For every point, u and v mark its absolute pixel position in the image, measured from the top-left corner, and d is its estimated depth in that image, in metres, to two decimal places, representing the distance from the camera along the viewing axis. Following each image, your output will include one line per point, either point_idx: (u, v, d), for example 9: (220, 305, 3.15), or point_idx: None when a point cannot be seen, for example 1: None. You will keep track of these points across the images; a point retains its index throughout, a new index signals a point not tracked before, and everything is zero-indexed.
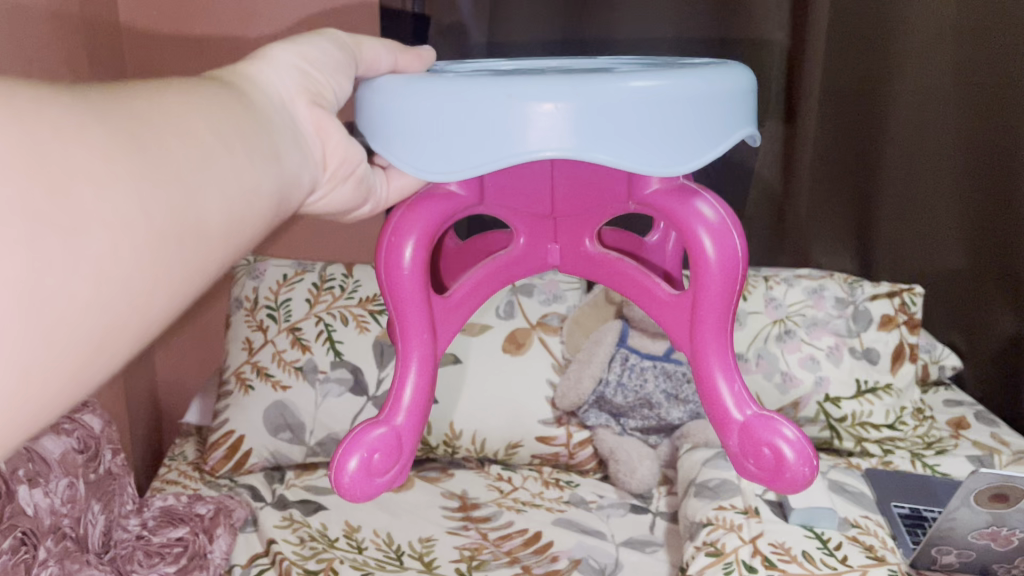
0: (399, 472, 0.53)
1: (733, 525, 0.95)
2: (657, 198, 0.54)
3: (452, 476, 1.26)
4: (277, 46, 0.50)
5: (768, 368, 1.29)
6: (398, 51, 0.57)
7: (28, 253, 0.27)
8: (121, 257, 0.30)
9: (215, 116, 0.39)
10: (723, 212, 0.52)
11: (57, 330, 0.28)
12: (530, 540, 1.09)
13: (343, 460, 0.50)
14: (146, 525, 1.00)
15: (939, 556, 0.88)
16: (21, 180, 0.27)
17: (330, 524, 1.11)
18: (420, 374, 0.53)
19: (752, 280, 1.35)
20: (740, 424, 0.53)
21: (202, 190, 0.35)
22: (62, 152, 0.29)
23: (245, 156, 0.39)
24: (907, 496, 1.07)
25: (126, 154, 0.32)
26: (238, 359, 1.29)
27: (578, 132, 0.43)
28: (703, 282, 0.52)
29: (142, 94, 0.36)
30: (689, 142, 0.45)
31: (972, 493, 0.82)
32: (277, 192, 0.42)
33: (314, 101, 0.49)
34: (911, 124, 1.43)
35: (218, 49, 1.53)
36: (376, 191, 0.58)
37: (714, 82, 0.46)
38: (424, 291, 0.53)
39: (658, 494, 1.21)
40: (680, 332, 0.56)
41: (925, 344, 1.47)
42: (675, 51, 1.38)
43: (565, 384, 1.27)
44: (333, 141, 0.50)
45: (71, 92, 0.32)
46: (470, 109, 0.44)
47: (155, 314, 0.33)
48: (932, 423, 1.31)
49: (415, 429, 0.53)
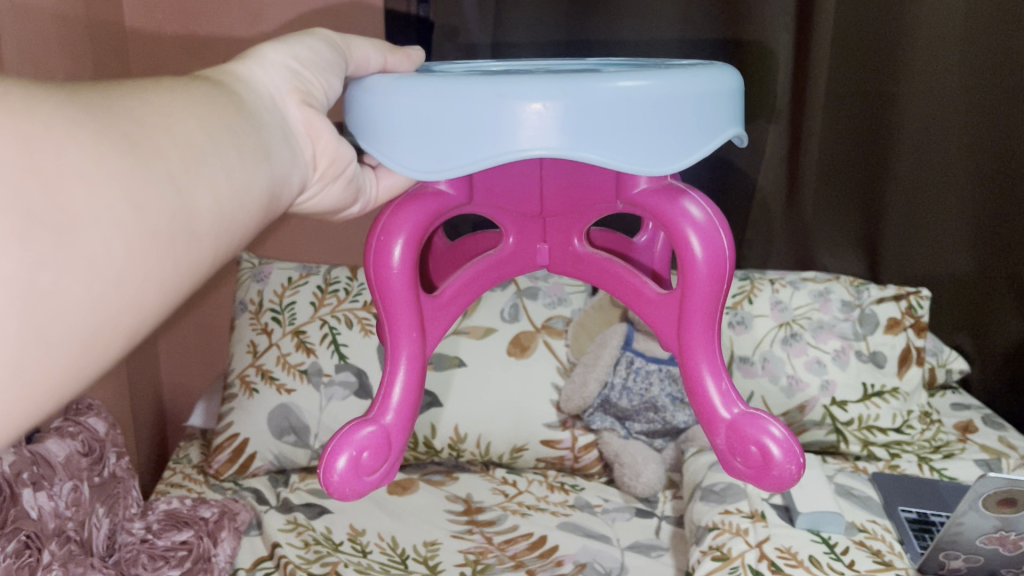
0: (388, 470, 0.52)
1: (739, 530, 0.95)
2: (645, 198, 0.53)
3: (457, 479, 1.26)
4: (268, 45, 0.50)
5: (774, 371, 1.28)
6: (386, 52, 0.56)
7: (20, 252, 0.27)
8: (114, 255, 0.30)
9: (207, 115, 0.39)
10: (711, 211, 0.52)
11: (50, 329, 0.28)
12: (535, 544, 1.08)
13: (331, 459, 0.49)
14: (151, 528, 0.99)
15: (946, 561, 0.87)
16: (14, 176, 0.27)
17: (334, 527, 1.11)
18: (408, 372, 0.52)
19: (758, 283, 1.35)
20: (728, 422, 0.52)
21: (194, 189, 0.35)
22: (55, 149, 0.29)
23: (237, 155, 0.39)
24: (914, 500, 1.06)
25: (119, 151, 0.31)
26: (242, 362, 1.29)
27: (566, 131, 0.43)
28: (691, 281, 0.52)
29: (135, 92, 0.36)
30: (677, 142, 0.45)
31: (979, 498, 0.81)
32: (268, 192, 0.42)
33: (305, 101, 0.49)
34: (918, 124, 1.42)
35: (224, 52, 1.53)
36: (366, 190, 0.58)
37: (704, 83, 0.46)
38: (412, 289, 0.52)
39: (664, 498, 1.21)
40: (668, 330, 0.56)
41: (932, 346, 1.46)
42: (680, 54, 1.38)
43: (569, 387, 1.26)
44: (323, 142, 0.50)
45: (64, 93, 0.32)
46: (457, 107, 0.44)
47: (147, 313, 0.33)
48: (940, 426, 1.32)
49: (404, 428, 0.52)
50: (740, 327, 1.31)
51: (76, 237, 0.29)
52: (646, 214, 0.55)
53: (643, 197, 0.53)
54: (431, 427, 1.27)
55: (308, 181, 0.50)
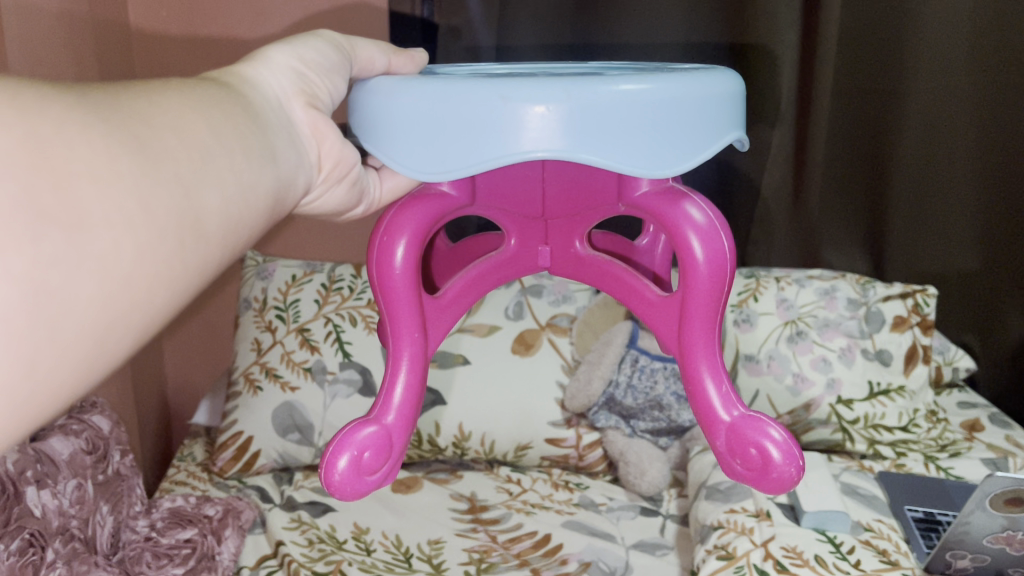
0: (389, 471, 0.52)
1: (744, 529, 0.94)
2: (647, 199, 0.53)
3: (461, 477, 1.26)
4: (275, 47, 0.49)
5: (780, 369, 1.28)
6: (390, 52, 0.55)
7: (33, 250, 0.26)
8: (123, 255, 0.30)
9: (213, 115, 0.38)
10: (712, 213, 0.51)
11: (62, 328, 0.28)
12: (540, 543, 1.08)
13: (332, 459, 0.49)
14: (155, 526, 0.99)
15: (953, 561, 0.87)
16: (26, 174, 0.27)
17: (338, 526, 1.10)
18: (409, 374, 0.52)
19: (763, 281, 1.35)
20: (727, 424, 0.52)
21: (202, 190, 0.35)
22: (64, 147, 0.29)
23: (243, 155, 0.39)
24: (920, 499, 1.05)
25: (128, 150, 0.31)
26: (247, 360, 1.29)
27: (569, 132, 0.43)
28: (691, 283, 0.52)
29: (142, 92, 0.35)
30: (680, 143, 0.45)
31: (987, 497, 0.81)
32: (273, 192, 0.42)
33: (310, 103, 0.48)
34: (925, 121, 1.41)
35: (228, 50, 1.53)
36: (369, 192, 0.58)
37: (705, 84, 0.46)
38: (414, 290, 0.52)
39: (669, 497, 1.20)
40: (669, 332, 0.55)
41: (938, 345, 1.46)
42: (686, 51, 1.37)
43: (574, 385, 1.26)
44: (328, 144, 0.49)
45: (72, 91, 0.32)
46: (459, 110, 0.44)
47: (156, 311, 0.32)
48: (946, 425, 1.30)
49: (405, 429, 0.52)
50: (745, 325, 1.31)
51: (85, 237, 0.28)
52: (646, 217, 0.54)
53: (644, 199, 0.53)
54: (435, 425, 1.27)
55: (312, 182, 0.50)
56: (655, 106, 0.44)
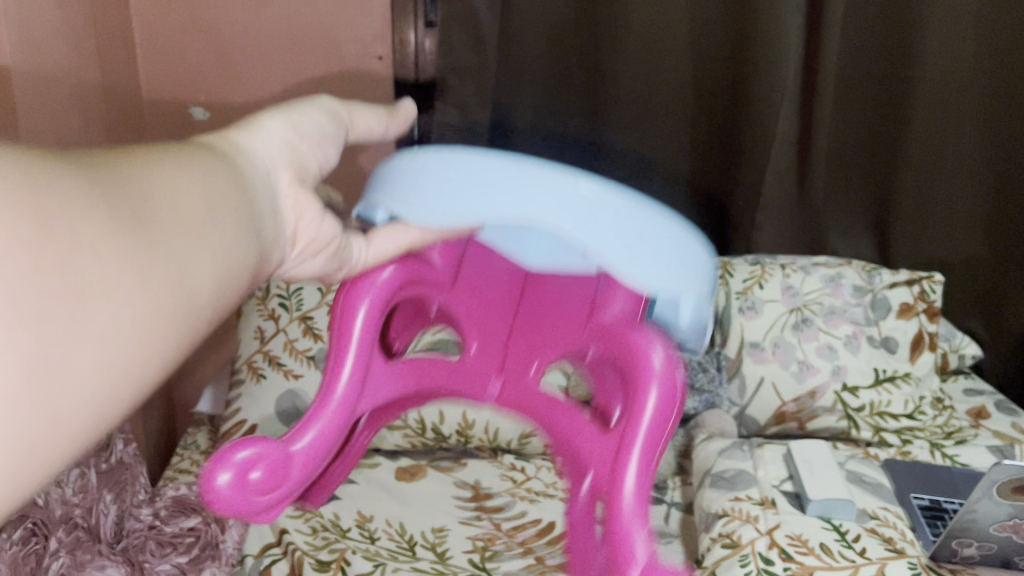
0: (273, 499, 0.55)
1: (749, 517, 0.94)
2: (612, 326, 0.54)
3: (465, 465, 1.26)
4: (265, 112, 0.43)
5: (785, 357, 1.27)
6: (385, 119, 0.51)
7: (17, 351, 0.23)
8: (111, 344, 0.26)
9: (210, 181, 0.34)
10: (672, 374, 0.51)
11: (38, 432, 0.24)
12: (544, 531, 1.08)
13: (214, 470, 0.53)
14: (158, 514, 0.99)
15: (958, 549, 0.86)
16: (22, 259, 0.24)
17: (342, 514, 1.10)
18: (318, 425, 0.57)
19: (769, 268, 1.34)
20: (634, 564, 0.50)
21: (193, 273, 0.31)
22: (68, 230, 0.25)
23: (240, 234, 0.35)
24: (926, 487, 1.04)
25: (130, 233, 0.28)
26: (249, 348, 1.29)
27: (572, 228, 0.42)
28: (635, 419, 0.51)
29: (138, 163, 0.32)
30: (668, 267, 0.44)
31: (994, 485, 0.80)
32: (259, 269, 0.37)
33: (296, 176, 0.42)
34: (934, 107, 1.40)
35: None
36: (353, 260, 0.48)
37: (693, 230, 0.45)
38: (368, 344, 0.58)
39: (673, 485, 1.20)
40: (603, 465, 0.54)
41: (944, 332, 1.45)
42: (691, 34, 1.37)
43: (579, 373, 1.24)
44: (309, 220, 0.42)
45: (69, 161, 0.28)
46: (469, 187, 0.42)
47: (128, 410, 0.29)
48: (953, 413, 1.31)
49: (304, 465, 0.56)
50: (750, 313, 1.30)
51: (86, 315, 0.25)
52: (608, 347, 0.54)
53: (609, 327, 0.53)
54: (438, 414, 1.26)
55: (280, 270, 0.42)
56: (650, 238, 0.43)
